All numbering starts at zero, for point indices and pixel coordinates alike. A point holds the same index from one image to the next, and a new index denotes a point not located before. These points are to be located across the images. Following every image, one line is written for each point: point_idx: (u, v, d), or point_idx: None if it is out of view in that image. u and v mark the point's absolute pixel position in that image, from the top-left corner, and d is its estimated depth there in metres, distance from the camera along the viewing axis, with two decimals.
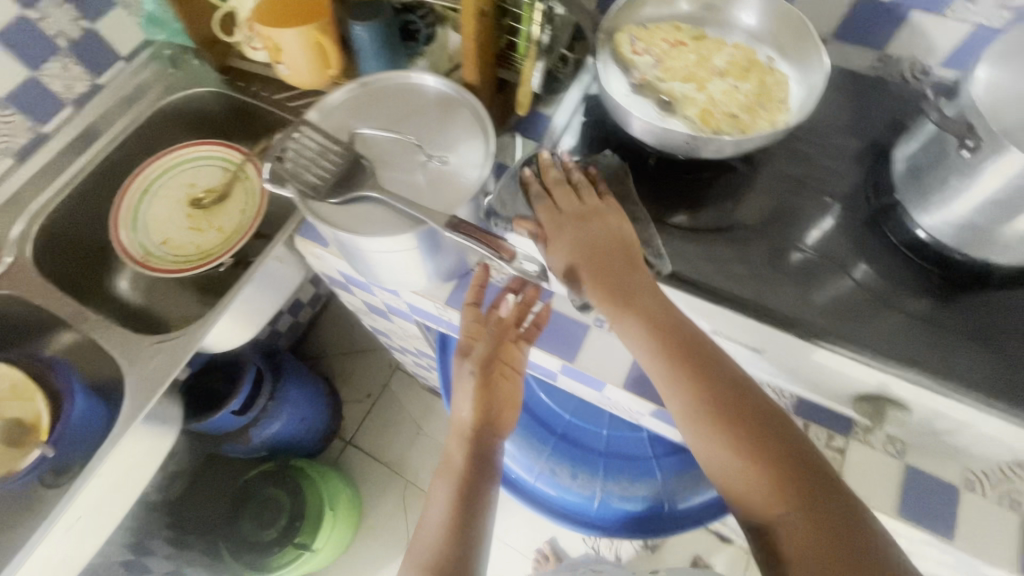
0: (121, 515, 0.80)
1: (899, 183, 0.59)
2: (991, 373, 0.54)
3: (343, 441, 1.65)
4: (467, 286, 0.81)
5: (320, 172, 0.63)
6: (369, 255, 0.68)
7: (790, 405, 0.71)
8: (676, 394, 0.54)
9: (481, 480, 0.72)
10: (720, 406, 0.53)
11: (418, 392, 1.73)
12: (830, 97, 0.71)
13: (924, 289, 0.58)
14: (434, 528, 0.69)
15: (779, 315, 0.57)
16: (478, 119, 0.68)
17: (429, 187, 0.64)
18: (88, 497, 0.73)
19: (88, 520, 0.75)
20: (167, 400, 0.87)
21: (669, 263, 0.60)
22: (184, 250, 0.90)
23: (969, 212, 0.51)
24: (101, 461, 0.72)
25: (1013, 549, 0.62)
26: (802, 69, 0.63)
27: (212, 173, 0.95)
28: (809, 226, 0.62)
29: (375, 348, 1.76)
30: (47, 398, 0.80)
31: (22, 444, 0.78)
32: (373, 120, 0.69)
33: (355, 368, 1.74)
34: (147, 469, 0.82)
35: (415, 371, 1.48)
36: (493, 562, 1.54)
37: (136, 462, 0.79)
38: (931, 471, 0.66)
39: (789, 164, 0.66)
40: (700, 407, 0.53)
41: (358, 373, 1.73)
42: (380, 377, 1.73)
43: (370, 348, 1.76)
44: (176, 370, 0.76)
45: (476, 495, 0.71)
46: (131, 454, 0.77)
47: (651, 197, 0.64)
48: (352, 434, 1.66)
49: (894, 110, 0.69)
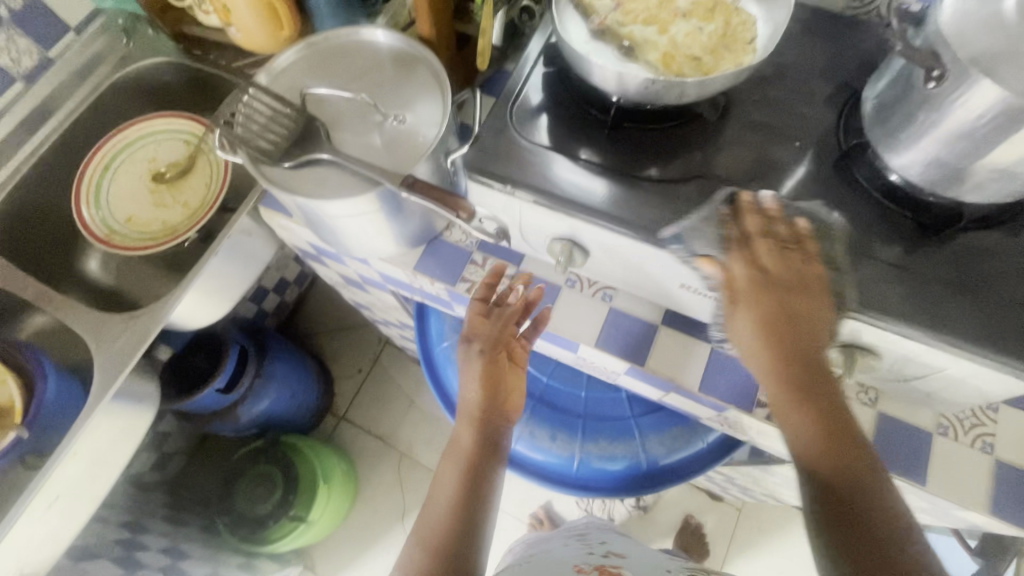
0: (104, 492, 0.81)
1: (868, 124, 0.57)
2: (961, 315, 0.53)
3: (336, 417, 1.66)
4: (435, 251, 0.80)
5: (271, 136, 0.61)
6: (329, 221, 0.66)
7: None
8: (756, 347, 0.58)
9: (488, 468, 0.72)
10: (812, 366, 0.56)
11: (409, 366, 1.73)
12: (802, 40, 0.68)
13: (895, 234, 0.57)
14: (439, 515, 0.68)
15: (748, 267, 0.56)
16: (436, 76, 0.66)
17: (386, 148, 0.63)
18: (65, 475, 0.73)
19: (69, 498, 0.75)
20: (143, 379, 0.86)
21: (635, 217, 0.59)
22: (149, 227, 0.88)
23: (936, 149, 0.49)
24: (74, 438, 0.71)
25: (984, 491, 0.62)
26: (769, 7, 0.60)
27: (174, 147, 0.92)
28: (778, 174, 0.61)
29: (363, 324, 1.75)
30: (20, 381, 0.79)
31: None
32: (325, 81, 0.66)
33: (344, 344, 1.74)
34: (126, 446, 0.82)
35: (403, 344, 1.48)
36: None
37: (113, 440, 0.79)
38: (906, 418, 0.66)
39: (760, 110, 0.64)
40: (786, 364, 0.56)
41: (348, 349, 1.73)
42: (369, 352, 1.73)
43: (358, 324, 1.75)
44: (144, 346, 0.76)
45: (483, 481, 0.71)
46: (107, 432, 0.77)
47: (616, 150, 0.62)
48: (344, 410, 1.67)
49: (869, 50, 0.66)
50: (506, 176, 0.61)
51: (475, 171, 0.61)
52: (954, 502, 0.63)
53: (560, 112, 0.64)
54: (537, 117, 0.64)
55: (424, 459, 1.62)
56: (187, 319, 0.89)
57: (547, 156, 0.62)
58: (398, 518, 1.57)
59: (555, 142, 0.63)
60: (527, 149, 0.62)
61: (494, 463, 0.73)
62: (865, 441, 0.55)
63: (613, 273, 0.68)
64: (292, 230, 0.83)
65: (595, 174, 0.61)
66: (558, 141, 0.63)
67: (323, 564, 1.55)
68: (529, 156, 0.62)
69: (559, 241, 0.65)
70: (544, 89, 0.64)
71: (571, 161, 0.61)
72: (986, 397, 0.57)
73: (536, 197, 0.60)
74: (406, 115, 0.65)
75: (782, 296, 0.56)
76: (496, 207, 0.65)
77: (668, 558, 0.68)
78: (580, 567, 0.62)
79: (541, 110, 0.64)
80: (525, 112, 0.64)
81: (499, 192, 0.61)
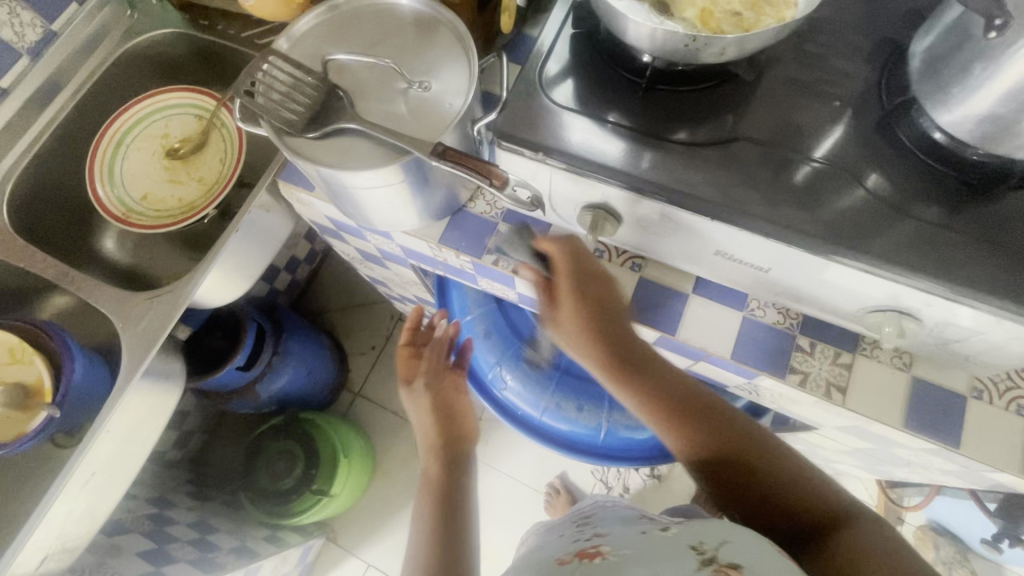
0: (137, 467, 0.82)
1: (915, 79, 0.55)
2: (1007, 276, 0.52)
3: (352, 393, 1.68)
4: (460, 223, 0.79)
5: (294, 106, 0.59)
6: (354, 193, 0.65)
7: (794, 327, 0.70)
8: (629, 381, 0.68)
9: (454, 485, 0.78)
10: (661, 390, 0.67)
11: None
12: None
13: (938, 194, 0.55)
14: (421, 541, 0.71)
15: (786, 230, 0.55)
16: (461, 41, 0.64)
17: (413, 117, 0.61)
18: (99, 452, 0.73)
19: (104, 474, 0.76)
20: (169, 356, 0.86)
21: (670, 183, 0.57)
22: (166, 204, 0.87)
23: (991, 103, 0.47)
24: (107, 416, 0.72)
25: (1019, 452, 0.62)
26: None
27: (186, 121, 0.90)
28: (817, 134, 0.59)
29: (375, 301, 1.75)
30: (47, 361, 0.79)
31: (29, 407, 0.78)
32: (345, 46, 0.64)
33: (357, 321, 1.74)
34: (156, 423, 0.83)
35: None
36: (506, 498, 1.59)
37: (143, 416, 0.80)
38: (939, 382, 0.66)
39: (797, 69, 0.62)
40: (679, 403, 0.67)
41: (361, 325, 1.74)
42: (383, 328, 1.73)
43: (370, 300, 1.75)
44: (171, 324, 0.76)
45: (452, 498, 0.76)
46: (137, 409, 0.78)
47: (649, 113, 0.60)
48: (360, 386, 1.68)
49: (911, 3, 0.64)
50: (536, 142, 0.59)
51: (503, 138, 0.59)
52: (989, 465, 0.63)
53: (589, 75, 0.62)
54: (566, 80, 0.62)
55: None
56: (209, 296, 0.89)
57: (577, 121, 0.60)
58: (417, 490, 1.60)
59: (586, 106, 0.61)
60: (557, 114, 0.60)
61: (462, 484, 0.80)
62: (775, 449, 0.63)
63: (642, 241, 0.67)
64: (312, 204, 0.82)
65: (627, 138, 0.59)
66: (588, 105, 0.61)
67: (345, 536, 1.58)
68: (558, 121, 0.60)
69: (589, 209, 0.64)
70: (573, 51, 0.62)
71: (602, 126, 0.60)
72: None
73: (568, 163, 0.58)
74: (432, 82, 0.62)
75: (592, 296, 0.69)
76: (524, 175, 0.63)
77: (649, 521, 0.68)
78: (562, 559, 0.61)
79: (569, 73, 0.62)
80: (554, 75, 0.62)
81: (527, 159, 0.60)
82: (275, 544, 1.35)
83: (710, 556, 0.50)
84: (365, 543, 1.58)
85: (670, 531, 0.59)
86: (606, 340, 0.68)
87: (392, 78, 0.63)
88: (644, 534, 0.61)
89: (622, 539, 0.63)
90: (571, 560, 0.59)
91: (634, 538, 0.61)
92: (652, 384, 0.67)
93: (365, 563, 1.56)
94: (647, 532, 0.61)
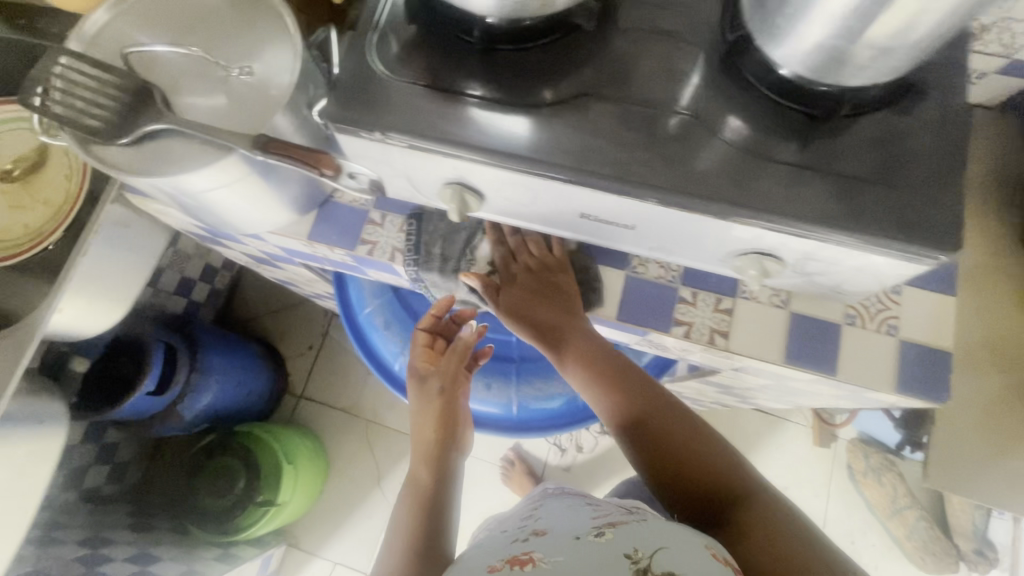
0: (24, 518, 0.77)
1: (747, 14, 0.53)
2: (890, 210, 0.52)
3: (295, 398, 1.63)
4: (330, 216, 0.78)
5: (92, 111, 0.53)
6: (195, 198, 0.61)
7: (676, 278, 0.73)
8: (586, 371, 0.77)
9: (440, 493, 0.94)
10: (610, 375, 0.77)
11: None
12: None
13: (795, 134, 0.55)
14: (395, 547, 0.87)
15: (663, 190, 0.53)
16: (284, 21, 0.58)
17: (235, 107, 0.57)
18: None
19: None
20: (37, 399, 0.82)
21: (522, 149, 0.54)
22: (8, 233, 0.78)
23: (815, 32, 0.46)
24: None
25: (887, 367, 0.67)
26: None
27: (17, 135, 0.79)
28: (666, 78, 0.57)
29: (303, 301, 1.67)
30: None
31: None
32: (152, 34, 0.58)
33: (289, 323, 1.66)
34: (38, 468, 0.79)
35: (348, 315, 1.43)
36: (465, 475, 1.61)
37: (17, 465, 0.75)
38: (815, 312, 0.69)
39: (643, 14, 0.59)
40: (624, 399, 0.76)
41: (294, 327, 1.66)
42: (316, 327, 1.67)
43: (298, 301, 1.67)
44: (24, 360, 0.72)
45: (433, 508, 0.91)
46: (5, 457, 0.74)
47: (495, 78, 0.57)
48: (303, 389, 1.63)
49: None
50: (376, 123, 0.55)
51: (339, 125, 0.55)
52: (864, 384, 0.68)
53: (428, 42, 0.57)
54: (399, 53, 0.57)
55: (389, 424, 1.62)
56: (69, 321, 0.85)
57: (420, 95, 0.56)
58: (375, 482, 1.59)
59: (428, 78, 0.56)
60: (396, 90, 0.56)
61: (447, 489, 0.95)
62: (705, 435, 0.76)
63: (514, 211, 0.65)
64: (172, 214, 0.77)
65: (474, 108, 0.56)
66: (430, 76, 0.56)
67: (306, 539, 1.57)
68: (398, 97, 0.56)
69: (449, 185, 0.61)
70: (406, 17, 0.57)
71: (445, 97, 0.56)
72: (882, 284, 0.58)
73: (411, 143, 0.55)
74: (255, 68, 0.58)
75: (531, 293, 0.78)
76: (375, 159, 0.60)
77: (581, 520, 0.77)
78: (494, 566, 0.68)
79: (407, 43, 0.57)
80: (390, 47, 0.57)
81: (371, 144, 0.56)
82: (227, 562, 1.32)
83: (642, 566, 0.59)
84: (328, 542, 1.56)
85: (605, 535, 0.67)
86: (582, 350, 0.76)
87: (211, 68, 0.58)
88: (577, 539, 0.68)
89: (553, 540, 0.70)
90: (504, 568, 0.66)
91: (568, 543, 0.68)
92: (619, 383, 0.76)
93: (331, 562, 1.55)
94: (580, 538, 0.68)
